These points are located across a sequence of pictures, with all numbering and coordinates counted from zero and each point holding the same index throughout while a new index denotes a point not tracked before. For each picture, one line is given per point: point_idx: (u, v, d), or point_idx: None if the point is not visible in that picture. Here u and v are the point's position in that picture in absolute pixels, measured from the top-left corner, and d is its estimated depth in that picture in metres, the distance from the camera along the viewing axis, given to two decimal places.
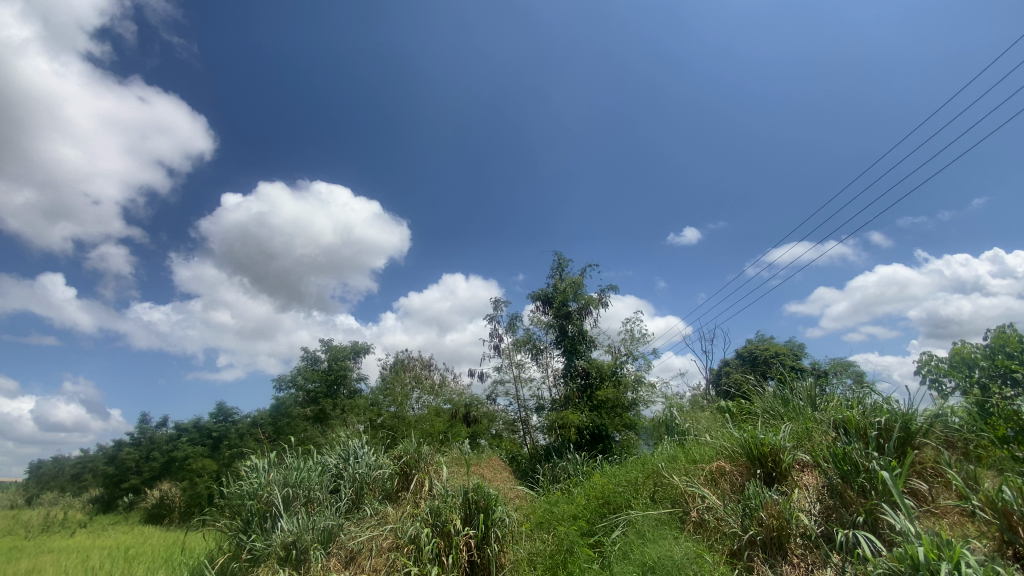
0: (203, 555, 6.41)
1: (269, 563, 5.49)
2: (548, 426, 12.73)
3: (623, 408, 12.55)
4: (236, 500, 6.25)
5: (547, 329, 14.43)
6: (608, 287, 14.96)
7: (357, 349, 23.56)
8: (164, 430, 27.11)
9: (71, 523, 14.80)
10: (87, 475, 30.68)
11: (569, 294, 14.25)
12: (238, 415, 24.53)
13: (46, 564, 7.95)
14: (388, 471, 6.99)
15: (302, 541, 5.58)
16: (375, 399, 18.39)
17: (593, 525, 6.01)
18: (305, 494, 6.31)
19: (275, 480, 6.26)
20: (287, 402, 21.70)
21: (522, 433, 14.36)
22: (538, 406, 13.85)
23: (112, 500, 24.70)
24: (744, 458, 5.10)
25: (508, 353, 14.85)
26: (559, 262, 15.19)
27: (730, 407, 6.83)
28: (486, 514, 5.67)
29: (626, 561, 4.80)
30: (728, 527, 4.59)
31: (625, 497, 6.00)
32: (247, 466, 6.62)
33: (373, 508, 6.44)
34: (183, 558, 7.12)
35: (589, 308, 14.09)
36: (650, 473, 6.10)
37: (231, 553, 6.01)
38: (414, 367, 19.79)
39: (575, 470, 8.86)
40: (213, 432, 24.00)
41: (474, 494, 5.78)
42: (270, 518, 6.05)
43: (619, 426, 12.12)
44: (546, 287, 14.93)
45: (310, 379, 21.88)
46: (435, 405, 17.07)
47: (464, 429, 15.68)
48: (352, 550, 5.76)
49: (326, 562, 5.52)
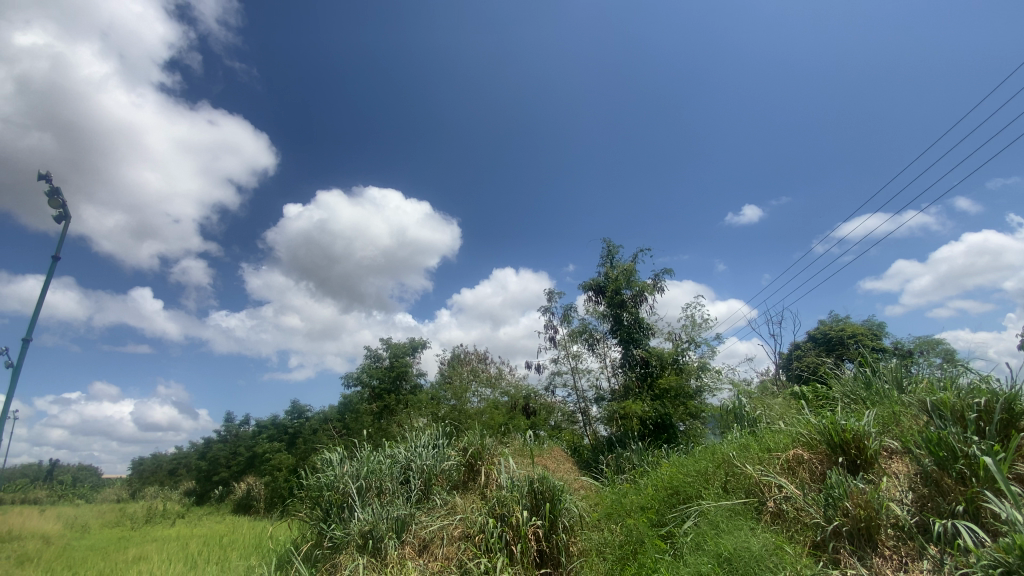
0: (290, 543, 6.88)
1: (350, 550, 5.83)
2: (608, 416, 12.56)
3: (687, 396, 12.26)
4: (315, 491, 6.68)
5: (602, 318, 14.26)
6: (663, 272, 14.58)
7: (415, 345, 24.26)
8: (246, 427, 29.22)
9: (171, 514, 16.29)
10: (183, 470, 33.70)
11: (623, 282, 13.99)
12: (310, 412, 26.00)
13: (151, 552, 8.77)
14: (454, 463, 7.19)
15: (378, 530, 5.86)
16: (436, 393, 18.89)
17: (663, 515, 5.88)
18: (377, 484, 6.60)
19: (349, 472, 6.62)
20: (354, 398, 22.78)
21: (582, 424, 14.27)
22: (598, 397, 13.72)
23: (206, 492, 26.99)
24: (823, 445, 4.83)
25: (564, 344, 14.78)
26: (609, 249, 14.96)
27: (804, 392, 6.49)
28: (553, 504, 5.69)
29: (700, 552, 4.68)
30: (810, 518, 4.37)
31: (696, 487, 5.82)
32: (323, 459, 7.03)
33: (442, 498, 6.63)
34: (270, 546, 7.66)
35: (645, 294, 13.80)
36: (721, 462, 5.91)
37: (314, 541, 6.42)
38: (471, 361, 20.17)
39: (640, 461, 8.70)
40: (289, 428, 25.58)
41: (540, 485, 5.79)
42: (347, 508, 6.38)
43: (684, 415, 11.83)
44: (598, 276, 14.74)
45: (374, 376, 22.86)
46: (493, 398, 17.32)
47: (523, 421, 15.81)
48: (425, 539, 5.96)
49: (400, 550, 5.76)
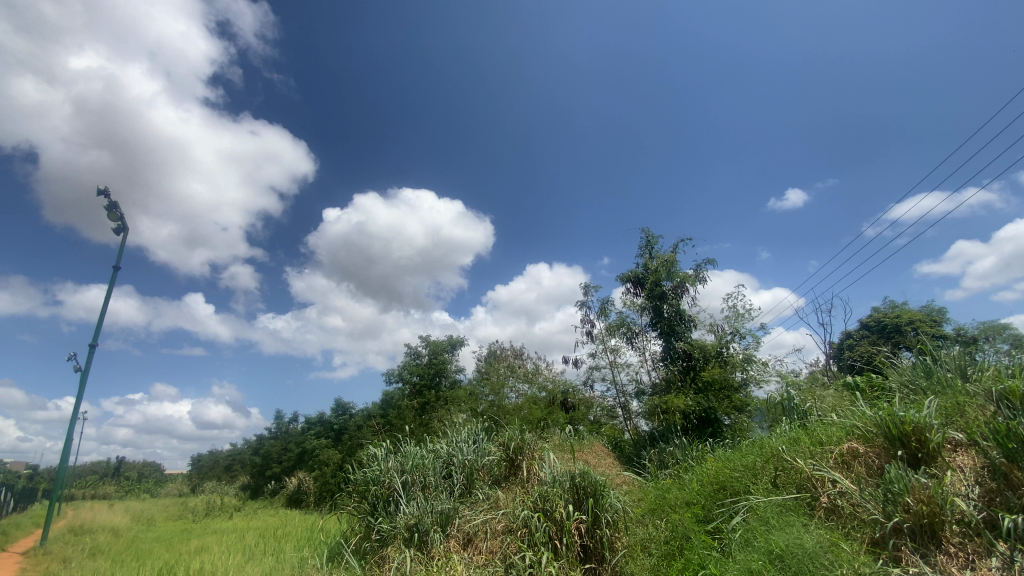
0: (340, 535, 7.14)
1: (397, 543, 6.01)
2: (650, 411, 12.39)
3: (732, 389, 11.93)
4: (362, 485, 6.91)
5: (641, 311, 14.05)
6: (705, 261, 14.23)
7: (454, 342, 24.60)
8: (295, 424, 30.43)
9: (229, 507, 17.20)
10: (238, 465, 35.46)
11: (663, 273, 13.72)
12: (354, 409, 26.79)
13: (211, 544, 9.28)
14: (495, 458, 7.25)
15: (424, 523, 6.01)
16: (474, 389, 19.11)
17: (710, 511, 5.75)
18: (421, 479, 6.74)
19: (394, 467, 6.81)
20: (396, 395, 23.33)
21: (623, 419, 14.12)
22: (638, 391, 13.54)
23: (259, 486, 28.29)
24: (881, 438, 4.61)
25: (602, 338, 14.64)
26: (647, 240, 14.71)
27: (858, 382, 6.21)
28: (596, 500, 5.66)
29: (750, 549, 4.56)
30: (868, 514, 4.19)
31: (744, 482, 5.66)
32: (369, 454, 7.26)
33: (484, 492, 6.71)
34: (321, 538, 7.97)
35: (685, 285, 13.50)
36: (770, 457, 5.72)
37: (362, 534, 6.64)
38: (508, 357, 20.28)
39: (684, 456, 8.53)
40: (335, 425, 26.46)
41: (582, 480, 5.77)
42: (393, 502, 6.57)
43: (729, 409, 11.50)
44: (637, 268, 14.52)
45: (414, 373, 23.37)
46: (531, 393, 17.38)
47: (562, 416, 15.78)
48: (469, 533, 6.05)
49: (446, 543, 5.87)
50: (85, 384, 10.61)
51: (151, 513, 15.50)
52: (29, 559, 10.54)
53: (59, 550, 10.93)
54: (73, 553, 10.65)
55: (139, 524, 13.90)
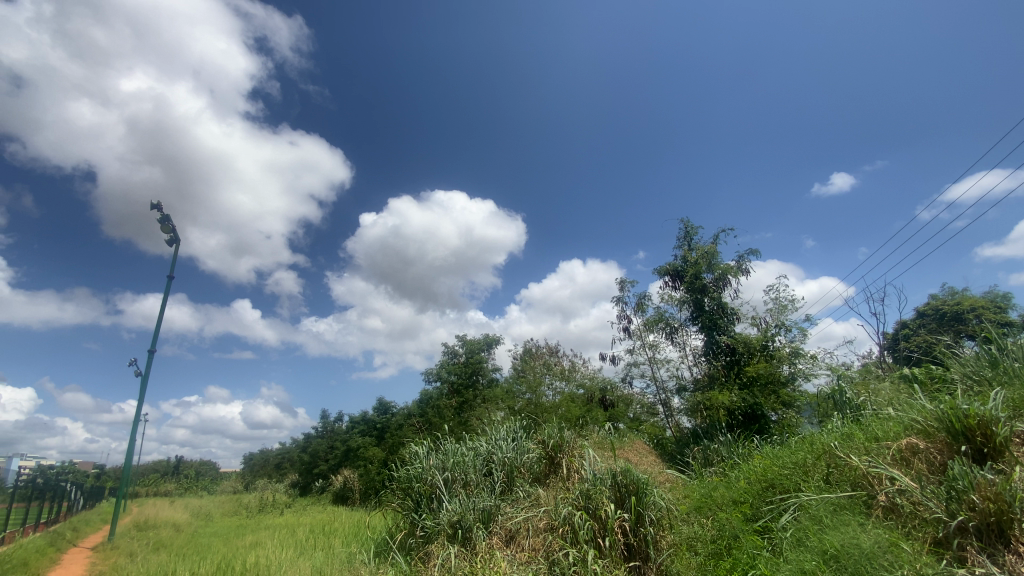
0: (386, 531, 7.34)
1: (441, 539, 6.14)
2: (692, 408, 12.13)
3: (779, 384, 11.53)
4: (405, 482, 7.09)
5: (681, 305, 13.76)
6: (747, 252, 13.82)
7: (490, 341, 24.78)
8: (339, 423, 31.39)
9: (280, 504, 17.92)
10: (287, 463, 36.88)
11: (703, 266, 13.39)
12: (395, 408, 27.40)
13: (265, 538, 9.71)
14: (535, 456, 7.26)
15: (466, 520, 6.12)
16: (511, 386, 19.20)
17: (758, 510, 5.59)
18: (462, 476, 6.85)
19: (435, 465, 6.94)
20: (435, 394, 23.70)
21: (664, 416, 13.88)
22: (679, 387, 13.28)
23: (308, 484, 29.34)
24: (943, 433, 4.36)
25: (641, 334, 14.42)
26: (685, 232, 14.39)
27: (917, 374, 5.88)
28: (638, 497, 5.59)
29: (802, 549, 4.40)
30: (929, 513, 3.97)
31: (794, 480, 5.47)
32: (411, 451, 7.43)
33: (525, 490, 6.73)
34: (368, 534, 8.21)
35: (727, 278, 13.14)
36: (821, 453, 5.51)
37: (407, 530, 6.81)
38: (544, 354, 20.27)
39: (729, 454, 8.31)
40: (377, 424, 27.14)
41: (623, 478, 5.71)
42: (435, 499, 6.71)
43: (776, 404, 11.11)
44: (675, 261, 14.24)
45: (452, 372, 23.69)
46: (568, 391, 17.31)
47: (602, 413, 15.64)
48: (511, 530, 6.10)
49: (488, 540, 5.95)
50: (145, 388, 11.27)
51: (208, 510, 16.35)
52: (101, 553, 11.30)
53: (127, 545, 11.66)
54: (140, 547, 11.35)
55: (198, 520, 14.68)
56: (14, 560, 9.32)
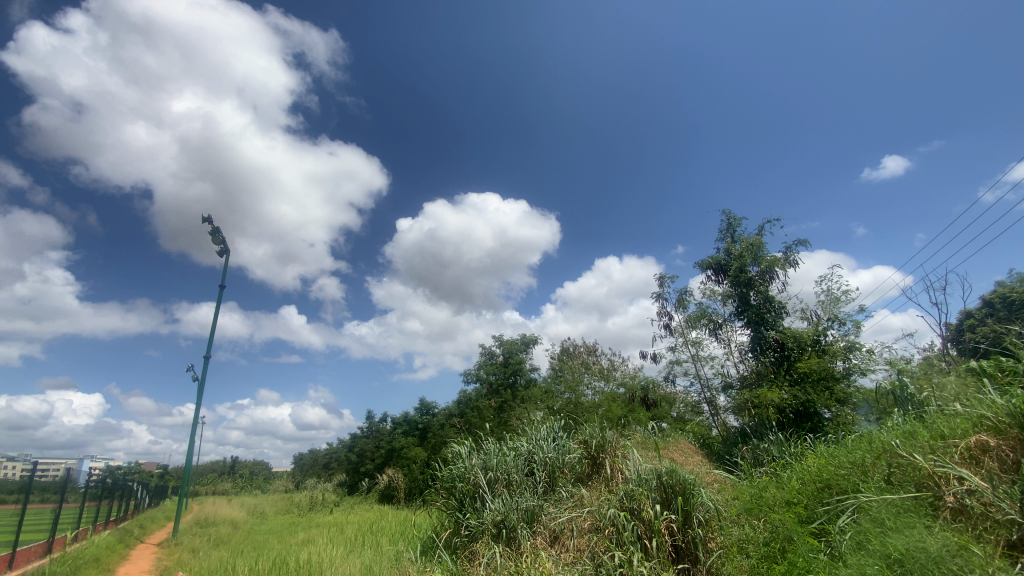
0: (432, 530, 7.49)
1: (486, 538, 6.22)
2: (740, 406, 11.77)
3: (833, 380, 11.03)
4: (449, 482, 7.22)
5: (725, 300, 13.39)
6: (794, 243, 13.31)
7: (528, 341, 24.83)
8: (383, 424, 32.18)
9: (329, 502, 18.53)
10: (334, 463, 38.09)
11: (748, 258, 12.99)
12: (436, 409, 27.85)
13: (316, 536, 10.07)
14: (577, 456, 7.20)
15: (510, 520, 6.17)
16: (550, 386, 19.17)
17: (813, 511, 5.36)
18: (505, 476, 6.90)
19: (478, 464, 7.02)
20: (475, 395, 23.94)
21: (709, 415, 13.52)
22: (725, 385, 12.91)
23: (355, 483, 30.22)
24: (1015, 430, 4.08)
25: (683, 331, 14.10)
26: (728, 224, 14.00)
27: (986, 367, 5.51)
28: (685, 498, 5.48)
29: (863, 552, 4.20)
30: (1002, 515, 3.73)
31: (852, 481, 5.22)
32: (453, 451, 7.54)
33: (568, 491, 6.69)
34: (414, 532, 8.39)
35: (774, 270, 12.70)
36: (881, 452, 5.23)
37: (452, 529, 6.92)
38: (582, 353, 20.15)
39: (781, 453, 8.01)
40: (419, 424, 27.66)
41: (669, 478, 5.60)
42: (479, 498, 6.79)
43: (830, 401, 10.63)
44: (718, 254, 13.87)
45: (491, 372, 23.88)
46: (609, 390, 17.13)
47: (644, 413, 15.39)
48: (555, 530, 6.09)
49: (533, 540, 5.97)
50: (203, 392, 11.90)
51: (263, 508, 17.10)
52: (166, 548, 11.97)
53: (190, 541, 12.33)
54: (201, 543, 11.97)
55: (254, 518, 15.36)
56: (87, 556, 9.98)
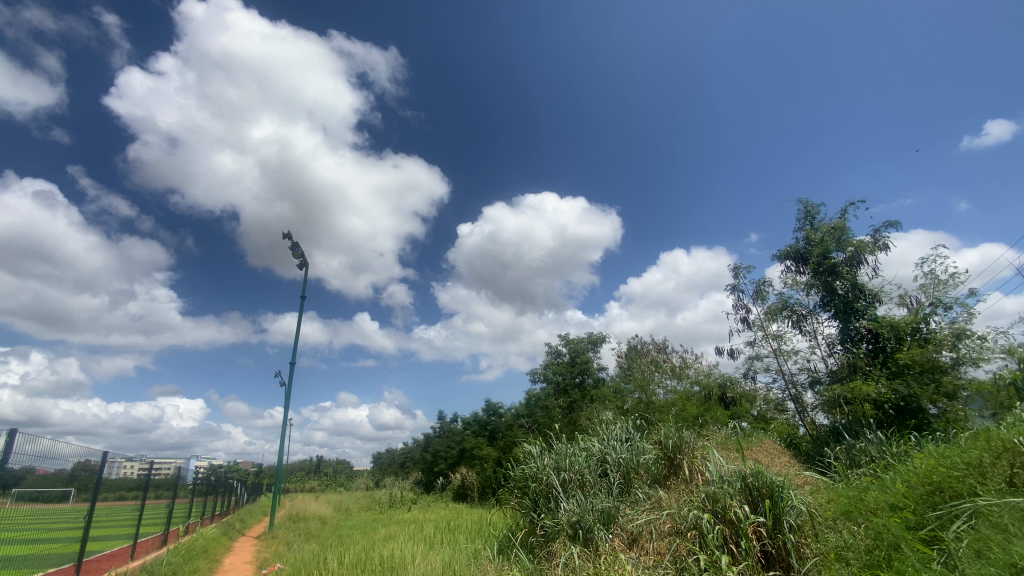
0: (507, 529, 7.62)
1: (562, 538, 6.27)
2: (830, 403, 10.97)
3: (939, 372, 9.99)
4: (523, 482, 7.34)
5: (808, 290, 12.55)
6: (885, 224, 12.24)
7: (594, 339, 24.55)
8: (454, 424, 33.08)
9: (407, 499, 19.31)
10: (409, 462, 39.62)
11: (830, 244, 12.11)
12: (505, 409, 28.24)
13: (397, 533, 10.52)
14: (652, 456, 6.99)
15: (586, 521, 6.18)
16: (619, 385, 18.84)
17: (922, 517, 4.88)
18: (578, 477, 6.88)
19: (550, 465, 7.08)
20: (543, 395, 24.00)
21: (796, 413, 12.71)
22: (812, 381, 12.09)
23: (430, 481, 31.27)
24: None
25: (762, 324, 13.35)
26: (806, 210, 13.12)
27: None
28: (773, 501, 5.20)
29: (982, 561, 3.80)
30: None
31: (968, 483, 4.71)
32: (525, 451, 7.64)
33: (645, 492, 6.53)
34: (490, 531, 8.56)
35: (862, 255, 11.74)
36: (1002, 452, 4.69)
37: (528, 529, 7.01)
38: (651, 351, 19.63)
39: (880, 453, 7.38)
40: (489, 424, 28.15)
41: (754, 480, 5.34)
42: (553, 499, 6.84)
43: (936, 396, 9.64)
44: (797, 242, 13.01)
45: (558, 372, 23.87)
46: (682, 389, 16.56)
47: (722, 412, 14.73)
48: (633, 532, 5.98)
49: (610, 541, 5.92)
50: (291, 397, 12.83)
51: (348, 505, 18.15)
52: (264, 541, 13.01)
53: (284, 534, 13.34)
54: (294, 537, 12.91)
55: (340, 514, 16.35)
56: (197, 546, 11.03)
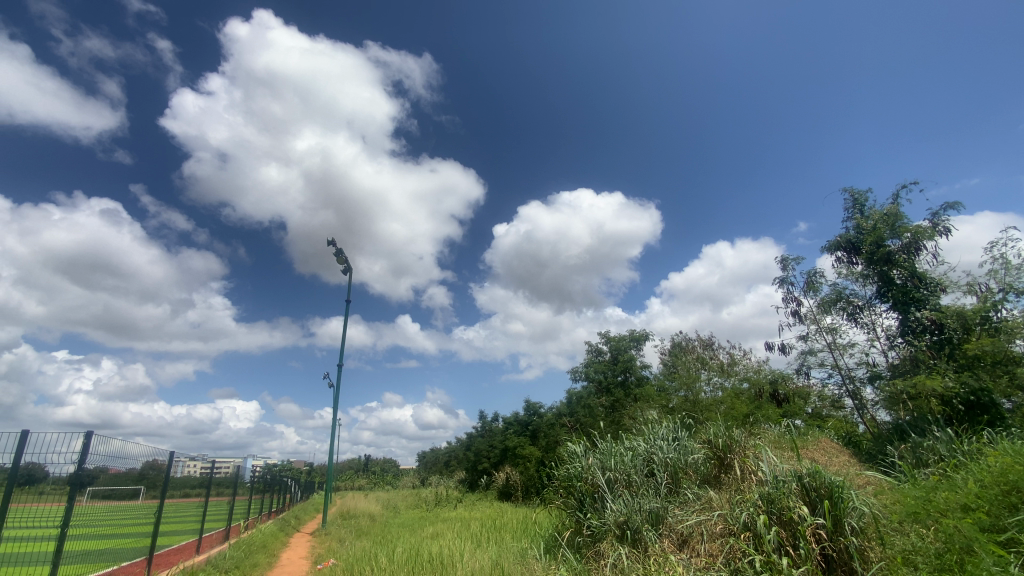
0: (554, 528, 7.64)
1: (610, 538, 6.24)
2: (892, 399, 10.40)
3: (1013, 363, 9.28)
4: (568, 481, 7.34)
5: (862, 280, 11.95)
6: (945, 207, 11.48)
7: (636, 337, 24.17)
8: (496, 423, 33.34)
9: (452, 498, 19.62)
10: (453, 461, 40.21)
11: (884, 230, 11.47)
12: (547, 408, 28.21)
13: (444, 530, 10.72)
14: (701, 456, 6.82)
15: (634, 521, 6.12)
16: (663, 383, 18.48)
17: (998, 519, 4.54)
18: (624, 477, 6.82)
19: (595, 464, 7.05)
20: (585, 393, 23.84)
21: (854, 409, 12.11)
22: (871, 376, 11.48)
23: (474, 480, 31.64)
24: None
25: (815, 318, 12.80)
26: (856, 196, 12.46)
27: None
28: (833, 503, 4.98)
29: None
30: None
31: None
32: (569, 450, 7.63)
33: (694, 493, 6.38)
34: (537, 529, 8.59)
35: (921, 242, 11.06)
36: None
37: (574, 529, 7.01)
38: (696, 348, 19.15)
39: (950, 452, 6.93)
40: (531, 423, 28.21)
41: (812, 481, 5.14)
42: (599, 498, 6.81)
43: (1012, 389, 8.90)
44: (848, 231, 12.40)
45: (600, 371, 23.64)
46: (730, 386, 16.07)
47: (774, 410, 14.21)
48: (683, 533, 5.86)
49: (660, 542, 5.83)
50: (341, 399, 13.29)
51: (396, 502, 18.66)
52: (318, 537, 13.54)
53: (337, 531, 13.86)
54: (346, 533, 13.39)
55: (388, 511, 16.82)
56: (257, 542, 11.61)
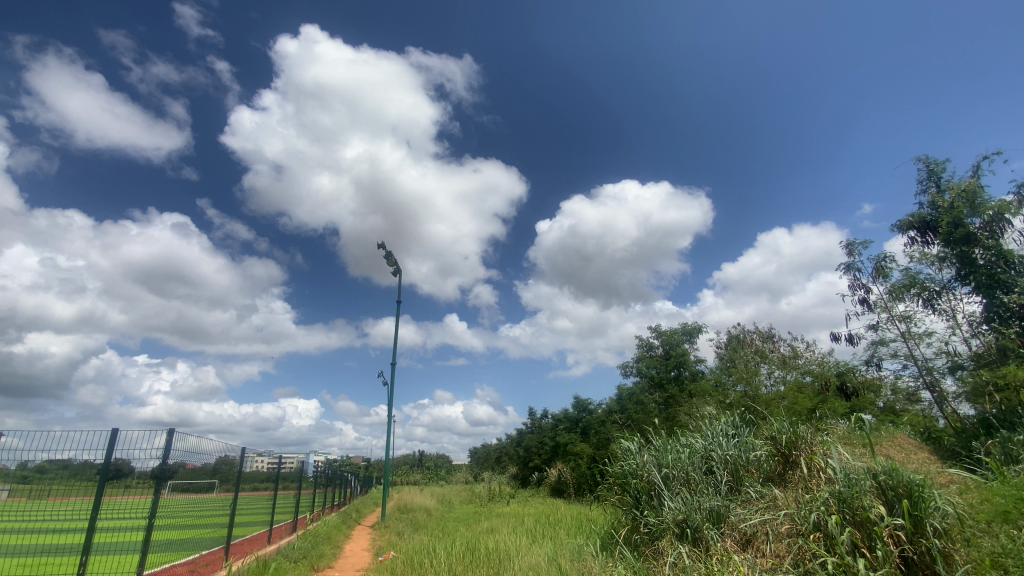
0: (609, 525, 7.59)
1: (669, 537, 6.13)
2: (977, 391, 9.58)
3: None
4: (623, 478, 7.27)
5: (939, 263, 11.09)
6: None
7: (689, 331, 23.48)
8: (546, 420, 33.36)
9: (505, 494, 19.82)
10: (503, 456, 40.54)
11: (963, 209, 10.58)
12: (598, 405, 27.93)
13: (500, 526, 10.86)
14: (763, 453, 6.55)
15: (694, 519, 5.99)
16: (719, 378, 17.86)
17: None
18: (682, 474, 6.69)
19: (650, 461, 6.95)
20: (637, 389, 23.41)
21: (933, 402, 11.26)
22: (952, 366, 10.64)
23: (525, 476, 31.83)
24: None
25: (886, 305, 11.99)
26: (930, 172, 11.56)
27: None
28: (913, 502, 4.67)
29: None
30: None
31: None
32: (623, 447, 7.55)
33: (757, 491, 6.14)
34: (592, 526, 8.54)
35: (1005, 219, 10.15)
36: None
37: (631, 526, 6.94)
38: (754, 341, 18.38)
39: None
40: (582, 420, 28.01)
41: (888, 479, 4.84)
42: (656, 496, 6.70)
43: None
44: (921, 211, 11.53)
45: (652, 366, 23.13)
46: (793, 380, 15.31)
47: (842, 404, 13.44)
48: (747, 533, 5.67)
49: (722, 542, 5.68)
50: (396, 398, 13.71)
51: (451, 497, 19.08)
52: (378, 530, 14.04)
53: (395, 524, 14.35)
54: (404, 527, 13.83)
55: (443, 506, 17.23)
56: (322, 534, 12.21)
